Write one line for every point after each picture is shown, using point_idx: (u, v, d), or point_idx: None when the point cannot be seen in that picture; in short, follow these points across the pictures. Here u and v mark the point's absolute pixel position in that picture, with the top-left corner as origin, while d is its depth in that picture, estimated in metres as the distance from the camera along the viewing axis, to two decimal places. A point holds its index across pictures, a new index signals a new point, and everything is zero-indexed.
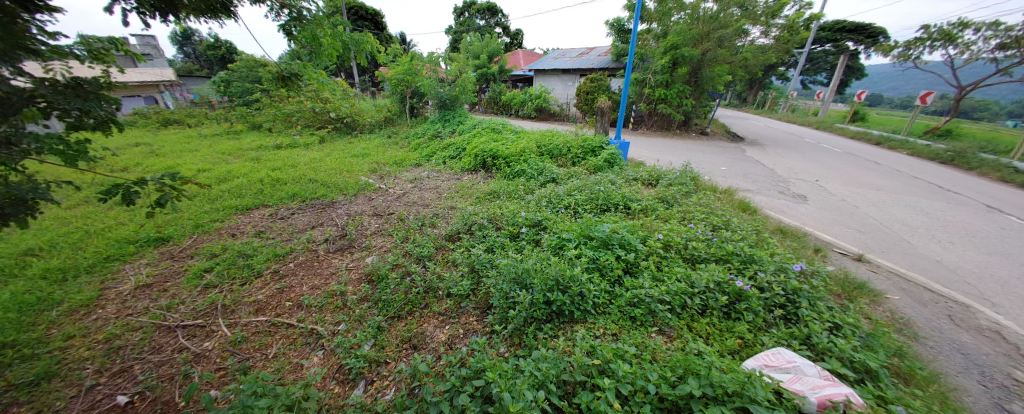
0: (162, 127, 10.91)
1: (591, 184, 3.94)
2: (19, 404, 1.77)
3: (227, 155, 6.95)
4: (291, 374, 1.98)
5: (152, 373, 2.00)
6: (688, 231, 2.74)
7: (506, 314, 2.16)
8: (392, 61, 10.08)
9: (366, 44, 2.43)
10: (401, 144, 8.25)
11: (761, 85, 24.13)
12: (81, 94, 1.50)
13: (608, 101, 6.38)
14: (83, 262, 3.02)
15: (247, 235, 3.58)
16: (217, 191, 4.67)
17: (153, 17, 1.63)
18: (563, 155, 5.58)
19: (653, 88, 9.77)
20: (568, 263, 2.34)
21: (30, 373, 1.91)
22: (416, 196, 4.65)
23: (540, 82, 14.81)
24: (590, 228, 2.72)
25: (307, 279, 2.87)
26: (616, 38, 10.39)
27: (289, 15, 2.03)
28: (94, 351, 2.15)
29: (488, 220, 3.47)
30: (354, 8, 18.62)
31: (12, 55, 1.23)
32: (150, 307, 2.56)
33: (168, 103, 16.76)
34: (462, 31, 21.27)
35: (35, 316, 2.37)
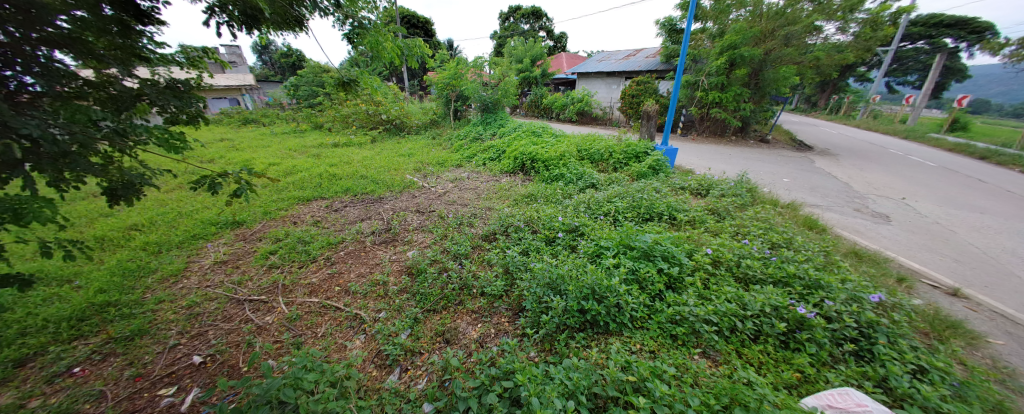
0: (242, 125, 12.35)
1: (633, 191, 3.79)
2: (117, 355, 2.12)
3: (293, 151, 7.66)
4: (336, 353, 2.13)
5: (223, 339, 2.27)
6: (742, 247, 2.52)
7: (539, 318, 2.13)
8: (439, 66, 10.52)
9: (417, 50, 2.58)
10: (444, 145, 8.52)
11: (835, 89, 21.65)
12: (178, 94, 1.74)
13: (656, 104, 6.07)
14: (175, 238, 3.50)
15: (306, 224, 3.91)
16: (284, 182, 5.16)
17: (240, 29, 1.88)
18: (604, 161, 5.42)
19: (706, 92, 9.18)
20: (608, 271, 2.26)
21: (127, 330, 2.28)
22: (456, 196, 4.78)
23: (583, 84, 14.55)
24: (631, 236, 2.60)
25: (354, 267, 3.07)
26: (666, 38, 9.89)
27: (351, 24, 2.20)
28: (179, 315, 2.48)
29: (525, 222, 3.47)
30: (407, 18, 19.71)
31: (127, 61, 1.55)
32: (224, 281, 2.90)
33: (248, 104, 18.64)
34: (507, 35, 21.58)
35: (135, 282, 2.80)
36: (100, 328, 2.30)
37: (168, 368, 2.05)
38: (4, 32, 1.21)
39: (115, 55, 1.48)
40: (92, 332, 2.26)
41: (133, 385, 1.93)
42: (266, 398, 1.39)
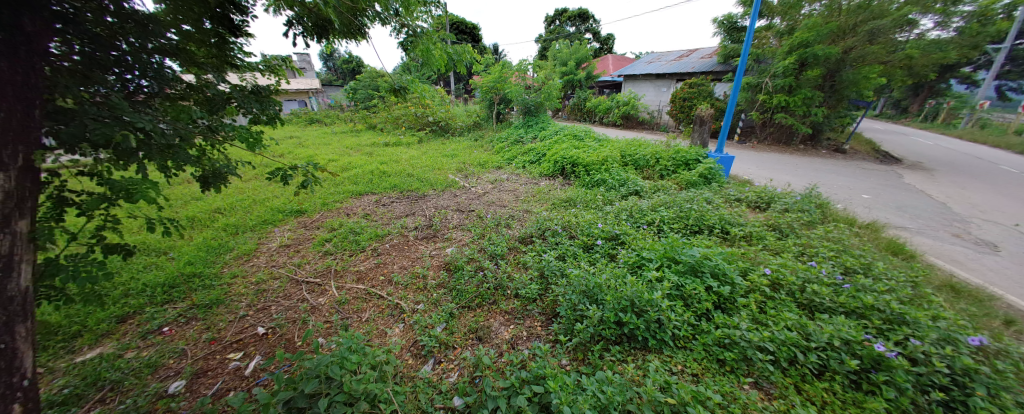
0: (308, 124, 13.60)
1: (680, 201, 3.58)
2: (197, 320, 2.46)
3: (349, 149, 8.28)
4: (377, 339, 2.26)
5: (282, 314, 2.51)
6: (807, 270, 2.26)
7: (573, 326, 2.10)
8: (484, 70, 10.77)
9: (466, 56, 2.67)
10: (486, 147, 8.68)
11: (930, 93, 18.76)
12: (260, 98, 2.02)
13: (710, 108, 5.69)
14: (249, 222, 3.95)
15: (357, 216, 4.21)
16: (340, 177, 5.60)
17: (312, 39, 2.08)
18: (649, 168, 5.18)
19: (770, 95, 8.41)
20: (650, 284, 2.16)
21: (207, 299, 2.63)
22: (495, 197, 4.85)
23: (630, 87, 14.04)
24: (677, 249, 2.45)
25: (397, 259, 3.24)
26: (725, 37, 9.21)
27: (406, 33, 2.31)
28: (248, 289, 2.80)
29: (563, 227, 3.42)
30: (457, 24, 20.37)
31: (221, 67, 1.89)
32: (287, 262, 3.21)
33: (313, 106, 20.52)
34: (552, 38, 21.50)
35: (216, 257, 3.22)
36: (185, 296, 2.68)
37: (238, 336, 2.32)
38: (127, 43, 1.47)
39: (213, 62, 1.84)
40: (179, 298, 2.65)
41: (209, 347, 2.23)
42: (316, 372, 1.52)
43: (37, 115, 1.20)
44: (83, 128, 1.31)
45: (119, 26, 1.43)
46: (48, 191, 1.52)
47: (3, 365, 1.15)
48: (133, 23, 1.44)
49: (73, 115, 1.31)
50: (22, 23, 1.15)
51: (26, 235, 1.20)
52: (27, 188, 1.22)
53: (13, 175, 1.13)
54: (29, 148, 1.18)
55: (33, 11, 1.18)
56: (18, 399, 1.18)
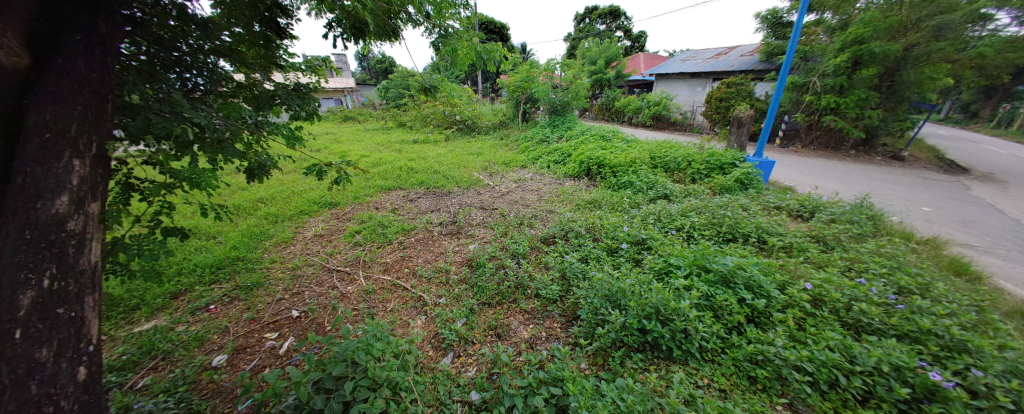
0: (342, 121, 14.25)
1: (713, 206, 3.42)
2: (239, 300, 2.66)
3: (380, 145, 8.58)
4: (401, 328, 2.33)
5: (314, 299, 2.65)
6: (855, 287, 2.08)
7: (594, 330, 2.06)
8: (512, 69, 10.78)
9: (495, 54, 2.69)
10: (511, 146, 8.70)
11: (1008, 95, 16.74)
12: (301, 95, 2.15)
13: (749, 109, 5.38)
14: (288, 211, 4.20)
15: (386, 210, 4.36)
16: (371, 172, 5.82)
17: (351, 41, 2.18)
18: (680, 171, 4.98)
19: (817, 96, 7.83)
20: (677, 292, 2.07)
21: (249, 281, 2.83)
22: (519, 196, 4.85)
23: (662, 86, 13.56)
24: (708, 257, 2.34)
25: (422, 253, 3.33)
26: (769, 34, 8.67)
27: (438, 33, 2.37)
28: (285, 274, 2.98)
29: (586, 229, 3.36)
30: (486, 24, 20.54)
31: (268, 68, 2.03)
32: (320, 251, 3.39)
33: (348, 103, 21.46)
34: (581, 37, 21.14)
35: (257, 243, 3.45)
36: (230, 277, 2.90)
37: (274, 317, 2.47)
38: (187, 45, 1.65)
39: (262, 63, 1.99)
40: (224, 279, 2.87)
41: (248, 326, 2.39)
42: (343, 357, 1.59)
43: (108, 109, 1.34)
44: (147, 122, 1.47)
45: (180, 29, 1.61)
46: (117, 176, 1.73)
47: (74, 330, 1.24)
48: (193, 26, 1.62)
49: (139, 110, 1.46)
50: (97, 25, 1.29)
51: (96, 216, 1.33)
52: (98, 174, 1.35)
53: (89, 162, 1.26)
54: (101, 138, 1.31)
55: (108, 16, 1.33)
56: (82, 364, 1.27)
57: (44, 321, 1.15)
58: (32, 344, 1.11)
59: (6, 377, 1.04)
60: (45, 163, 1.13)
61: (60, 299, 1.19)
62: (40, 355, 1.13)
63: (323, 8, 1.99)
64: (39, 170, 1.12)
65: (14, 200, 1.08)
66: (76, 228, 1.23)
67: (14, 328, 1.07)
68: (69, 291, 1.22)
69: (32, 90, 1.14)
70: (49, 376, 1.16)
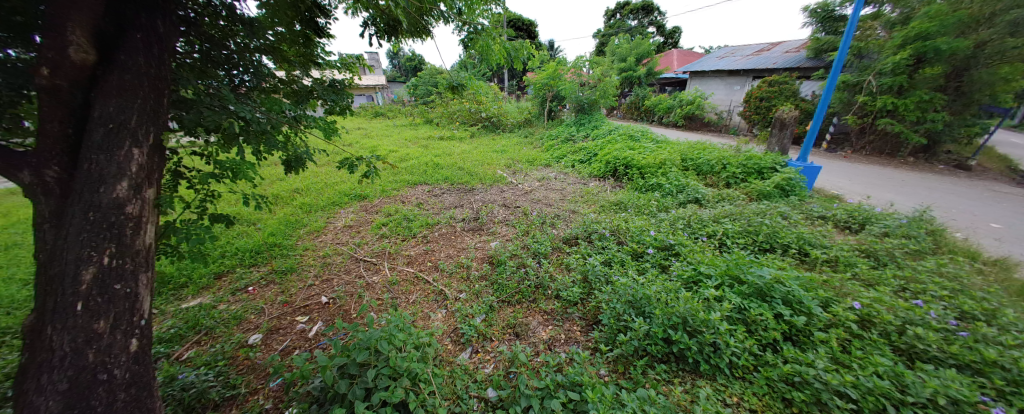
0: (373, 117, 14.75)
1: (749, 213, 3.23)
2: (273, 283, 2.81)
3: (407, 141, 8.80)
4: (422, 321, 2.38)
5: (342, 287, 2.76)
6: (910, 309, 1.89)
7: (615, 336, 2.01)
8: (540, 67, 10.70)
9: (523, 51, 2.65)
10: (535, 144, 8.65)
11: None
12: (337, 91, 2.20)
13: (794, 110, 5.03)
14: (321, 202, 4.40)
15: (411, 204, 4.45)
16: (399, 167, 5.98)
17: (384, 38, 2.23)
18: (714, 175, 4.75)
19: (872, 97, 7.21)
20: (707, 303, 1.97)
21: (283, 266, 2.99)
22: (542, 195, 4.81)
23: (697, 85, 12.98)
24: (742, 267, 2.21)
25: (444, 248, 3.38)
26: (818, 29, 8.05)
27: (468, 30, 2.38)
28: (316, 261, 3.12)
29: (611, 231, 3.28)
30: (514, 21, 20.47)
31: (307, 65, 2.11)
32: (348, 241, 3.52)
33: (378, 100, 22.16)
34: (611, 33, 20.58)
35: (292, 231, 3.64)
36: (267, 261, 3.08)
37: (305, 302, 2.60)
38: (235, 43, 1.78)
39: (302, 60, 2.07)
40: (262, 263, 3.05)
41: (282, 308, 2.52)
42: (368, 345, 1.64)
43: (165, 103, 1.45)
44: (199, 115, 1.57)
45: (229, 29, 1.74)
46: (171, 164, 1.87)
47: (129, 305, 1.31)
48: (240, 26, 1.75)
49: (192, 104, 1.58)
50: (155, 25, 1.40)
51: (153, 202, 1.43)
52: (155, 163, 1.46)
53: (147, 151, 1.36)
54: (158, 128, 1.40)
55: (165, 15, 1.44)
56: (135, 337, 1.33)
57: (103, 296, 1.25)
58: (90, 316, 1.21)
59: (66, 344, 1.17)
60: (108, 150, 1.24)
61: (119, 276, 1.28)
62: (97, 327, 1.22)
63: (359, 7, 2.04)
64: (102, 157, 1.23)
65: (84, 185, 1.21)
66: (134, 211, 1.32)
67: (76, 301, 1.19)
68: (126, 269, 1.30)
69: (99, 83, 1.26)
70: (105, 346, 1.24)
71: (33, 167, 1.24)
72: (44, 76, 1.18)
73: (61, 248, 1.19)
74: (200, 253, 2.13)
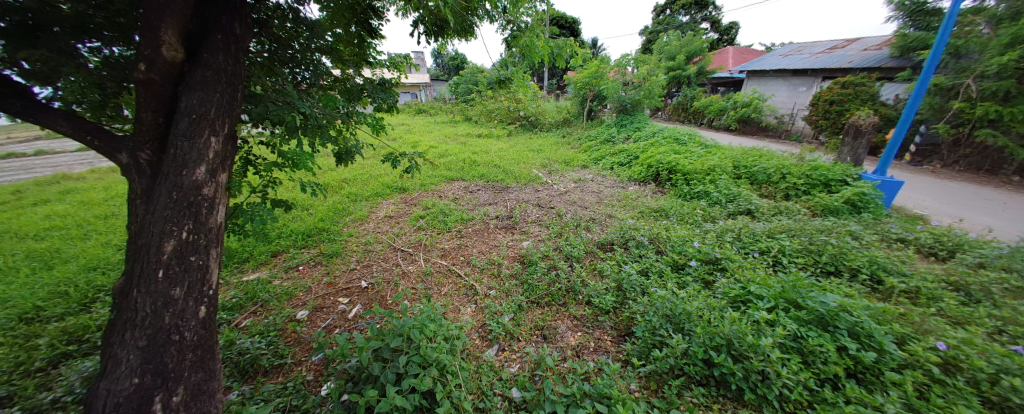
0: (416, 114, 15.36)
1: (810, 230, 2.92)
2: (320, 265, 3.01)
3: (447, 138, 9.04)
4: (452, 313, 2.42)
5: (380, 274, 2.89)
6: (1008, 356, 1.59)
7: (649, 351, 1.91)
8: (581, 65, 10.48)
9: (567, 48, 2.58)
10: (573, 145, 8.48)
11: None
12: (384, 89, 2.32)
13: (871, 116, 4.47)
14: (365, 193, 4.65)
15: (447, 199, 4.56)
16: (438, 162, 6.16)
17: (431, 38, 2.29)
18: (770, 185, 4.36)
19: (971, 102, 6.22)
20: (756, 326, 1.81)
21: (329, 250, 3.19)
22: (577, 196, 4.71)
23: (754, 85, 11.99)
24: (800, 289, 2.00)
25: (477, 244, 3.42)
26: (905, 23, 7.01)
27: (511, 28, 2.42)
28: (359, 248, 3.30)
29: (650, 238, 3.13)
30: (556, 19, 20.15)
31: (359, 64, 2.23)
32: (388, 230, 3.68)
33: (421, 98, 23.05)
34: (660, 29, 19.56)
35: (339, 218, 3.88)
36: (315, 244, 3.31)
37: (346, 285, 2.75)
38: (298, 44, 1.92)
39: (355, 60, 2.19)
40: (312, 246, 3.28)
41: (326, 288, 2.70)
42: (401, 332, 1.70)
43: (239, 97, 1.59)
44: (266, 109, 1.71)
45: (294, 30, 1.88)
46: (242, 152, 2.08)
47: (201, 276, 1.45)
48: (303, 28, 1.88)
49: (260, 99, 1.72)
50: (234, 26, 1.54)
51: (224, 186, 1.57)
52: (228, 151, 1.61)
53: (222, 140, 1.50)
54: (231, 120, 1.54)
55: (242, 19, 1.58)
56: (203, 304, 1.46)
57: (180, 265, 1.39)
58: (169, 282, 1.36)
59: (149, 305, 1.32)
60: (190, 138, 1.38)
61: (194, 249, 1.42)
62: (174, 293, 1.37)
63: (409, 8, 2.12)
64: (185, 144, 1.38)
65: (170, 168, 1.36)
66: (209, 193, 1.46)
67: (158, 268, 1.34)
68: (199, 243, 1.44)
69: (186, 79, 1.40)
70: (180, 309, 1.38)
71: (131, 150, 1.44)
72: (142, 71, 1.33)
73: (150, 221, 1.35)
74: (261, 233, 2.35)
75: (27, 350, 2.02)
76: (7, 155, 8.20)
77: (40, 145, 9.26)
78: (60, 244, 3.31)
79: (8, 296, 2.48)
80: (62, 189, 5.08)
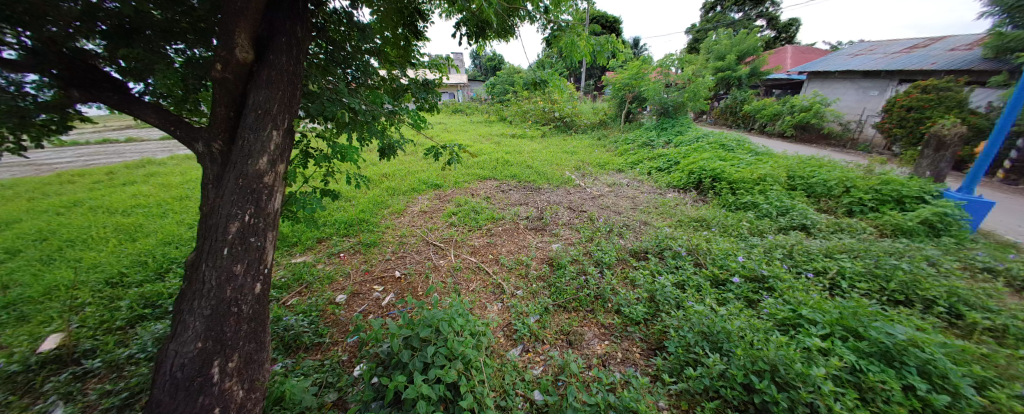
0: (453, 114, 15.76)
1: (875, 252, 2.62)
2: (358, 253, 3.18)
3: (482, 137, 9.18)
4: (479, 310, 2.45)
5: (413, 266, 3.00)
6: None
7: (682, 368, 1.82)
8: (621, 66, 10.18)
9: (608, 47, 2.50)
10: (608, 147, 8.25)
11: None
12: (427, 89, 2.40)
13: (957, 125, 3.92)
14: (403, 187, 4.84)
15: (479, 197, 4.62)
16: (472, 161, 6.26)
17: (472, 39, 2.33)
18: (830, 199, 3.97)
19: None
20: (807, 353, 1.66)
21: (367, 239, 3.36)
22: (611, 201, 4.58)
23: (815, 88, 10.96)
24: (859, 316, 1.81)
25: (506, 243, 3.43)
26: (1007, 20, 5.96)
27: (552, 28, 2.39)
28: (394, 239, 3.44)
29: (687, 249, 2.97)
30: (596, 18, 19.64)
31: (404, 65, 2.32)
32: (422, 225, 3.79)
33: (458, 97, 23.57)
34: (709, 27, 18.44)
35: (378, 210, 4.07)
36: (355, 234, 3.50)
37: (381, 274, 2.88)
38: (350, 46, 2.05)
39: (400, 60, 2.28)
40: (352, 235, 3.47)
41: (363, 275, 2.85)
42: (431, 323, 1.75)
43: (298, 95, 1.72)
44: (321, 107, 1.83)
45: (348, 34, 2.01)
46: (300, 145, 2.25)
47: (259, 256, 1.58)
48: (356, 31, 2.01)
49: (316, 96, 1.86)
50: (296, 30, 1.67)
51: (282, 176, 1.70)
52: (287, 144, 1.74)
53: (283, 133, 1.63)
54: (291, 116, 1.67)
55: (304, 24, 1.71)
56: (259, 282, 1.58)
57: (242, 245, 1.52)
58: (232, 259, 1.48)
59: (215, 279, 1.46)
60: (256, 131, 1.52)
61: (254, 231, 1.55)
62: (236, 269, 1.49)
63: (453, 10, 2.17)
64: (252, 136, 1.52)
65: (239, 157, 1.51)
66: (270, 181, 1.59)
67: (224, 246, 1.47)
68: (259, 226, 1.56)
69: (254, 77, 1.54)
70: (240, 285, 1.50)
71: (206, 140, 1.60)
72: (218, 70, 1.47)
73: (219, 204, 1.50)
74: (311, 220, 2.52)
75: (112, 310, 2.34)
76: (106, 142, 9.48)
77: (132, 134, 10.63)
78: (143, 220, 3.77)
79: (100, 262, 2.90)
80: (147, 172, 5.79)
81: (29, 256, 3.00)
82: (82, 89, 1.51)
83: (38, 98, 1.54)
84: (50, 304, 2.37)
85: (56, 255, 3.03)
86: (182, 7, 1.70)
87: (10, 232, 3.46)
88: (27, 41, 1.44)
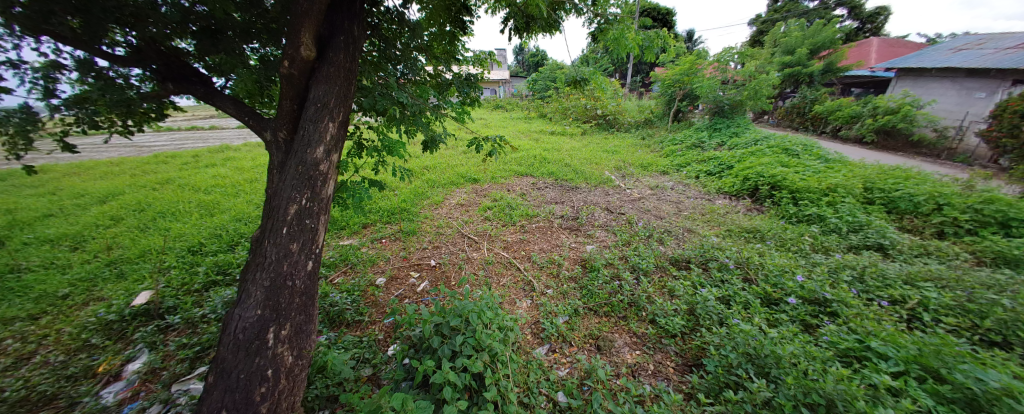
0: (494, 110, 15.90)
1: (970, 283, 2.24)
2: (398, 240, 3.33)
3: (521, 133, 9.17)
4: (508, 306, 2.46)
5: (448, 256, 3.08)
6: None
7: (721, 389, 1.69)
8: (672, 61, 9.59)
9: (657, 41, 2.38)
10: (653, 148, 7.84)
11: None
12: (469, 83, 2.44)
13: None
14: (443, 180, 4.99)
15: (515, 193, 4.62)
16: (510, 157, 6.28)
17: (517, 34, 2.32)
18: (915, 216, 3.45)
19: None
20: (872, 391, 1.45)
21: (407, 228, 3.50)
22: (652, 204, 4.36)
23: (904, 87, 9.57)
24: (946, 354, 1.55)
25: (539, 241, 3.40)
26: None
27: (599, 22, 2.31)
28: (432, 230, 3.56)
29: (736, 261, 2.75)
30: (648, 12, 18.56)
31: (449, 61, 2.38)
32: (458, 217, 3.87)
33: (500, 93, 23.62)
34: (778, 17, 16.63)
35: (418, 201, 4.22)
36: (396, 222, 3.67)
37: (419, 261, 2.99)
38: (401, 44, 2.14)
39: (446, 55, 2.34)
40: (394, 222, 3.65)
41: (402, 261, 2.99)
42: (461, 312, 1.77)
43: (353, 89, 1.81)
44: (373, 101, 1.92)
45: (399, 32, 2.11)
46: (354, 137, 2.38)
47: (312, 237, 1.69)
48: (406, 29, 2.10)
49: (369, 91, 1.96)
50: (353, 29, 1.75)
51: (336, 165, 1.81)
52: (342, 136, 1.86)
53: (338, 125, 1.73)
54: (346, 108, 1.77)
55: (360, 23, 1.81)
56: (311, 260, 1.70)
57: (298, 226, 1.65)
58: (290, 238, 1.62)
59: (274, 255, 1.59)
60: (316, 122, 1.64)
61: (309, 214, 1.67)
62: (292, 247, 1.62)
63: (499, 6, 2.18)
64: (312, 127, 1.64)
65: (300, 146, 1.63)
66: (324, 169, 1.70)
67: (284, 226, 1.61)
68: (314, 210, 1.68)
69: (316, 73, 1.65)
70: (294, 261, 1.63)
71: (273, 129, 1.75)
72: (286, 67, 1.59)
73: (281, 187, 1.64)
74: (359, 206, 2.68)
75: (190, 274, 2.67)
76: (194, 128, 10.83)
77: (215, 122, 12.04)
78: (219, 198, 4.26)
79: (184, 233, 3.33)
80: (225, 156, 6.52)
81: (130, 223, 3.52)
82: (174, 82, 1.73)
83: (140, 90, 1.77)
84: (143, 266, 2.77)
85: (150, 224, 3.53)
86: (258, 10, 1.86)
87: (117, 202, 4.08)
88: (133, 40, 1.66)
